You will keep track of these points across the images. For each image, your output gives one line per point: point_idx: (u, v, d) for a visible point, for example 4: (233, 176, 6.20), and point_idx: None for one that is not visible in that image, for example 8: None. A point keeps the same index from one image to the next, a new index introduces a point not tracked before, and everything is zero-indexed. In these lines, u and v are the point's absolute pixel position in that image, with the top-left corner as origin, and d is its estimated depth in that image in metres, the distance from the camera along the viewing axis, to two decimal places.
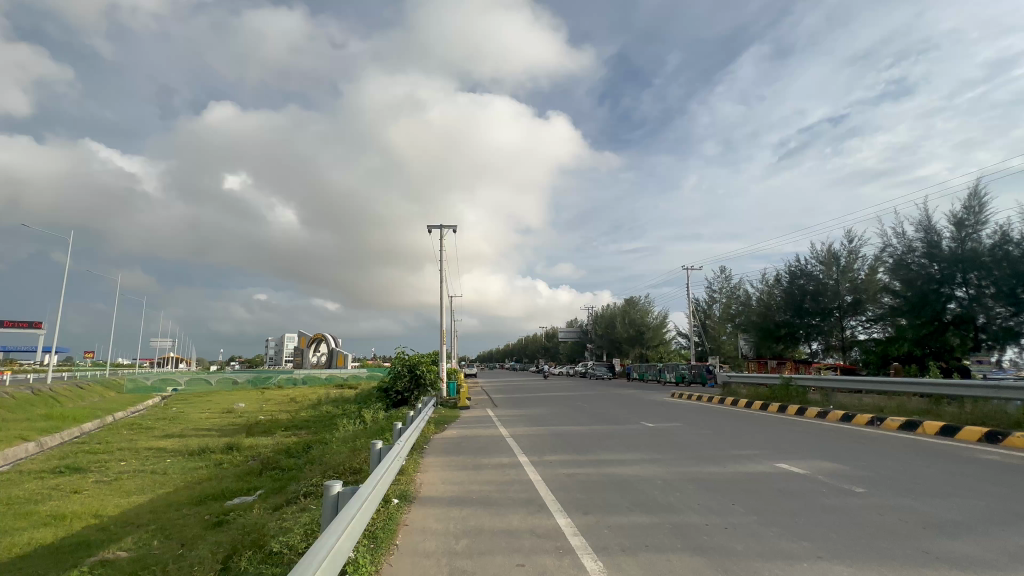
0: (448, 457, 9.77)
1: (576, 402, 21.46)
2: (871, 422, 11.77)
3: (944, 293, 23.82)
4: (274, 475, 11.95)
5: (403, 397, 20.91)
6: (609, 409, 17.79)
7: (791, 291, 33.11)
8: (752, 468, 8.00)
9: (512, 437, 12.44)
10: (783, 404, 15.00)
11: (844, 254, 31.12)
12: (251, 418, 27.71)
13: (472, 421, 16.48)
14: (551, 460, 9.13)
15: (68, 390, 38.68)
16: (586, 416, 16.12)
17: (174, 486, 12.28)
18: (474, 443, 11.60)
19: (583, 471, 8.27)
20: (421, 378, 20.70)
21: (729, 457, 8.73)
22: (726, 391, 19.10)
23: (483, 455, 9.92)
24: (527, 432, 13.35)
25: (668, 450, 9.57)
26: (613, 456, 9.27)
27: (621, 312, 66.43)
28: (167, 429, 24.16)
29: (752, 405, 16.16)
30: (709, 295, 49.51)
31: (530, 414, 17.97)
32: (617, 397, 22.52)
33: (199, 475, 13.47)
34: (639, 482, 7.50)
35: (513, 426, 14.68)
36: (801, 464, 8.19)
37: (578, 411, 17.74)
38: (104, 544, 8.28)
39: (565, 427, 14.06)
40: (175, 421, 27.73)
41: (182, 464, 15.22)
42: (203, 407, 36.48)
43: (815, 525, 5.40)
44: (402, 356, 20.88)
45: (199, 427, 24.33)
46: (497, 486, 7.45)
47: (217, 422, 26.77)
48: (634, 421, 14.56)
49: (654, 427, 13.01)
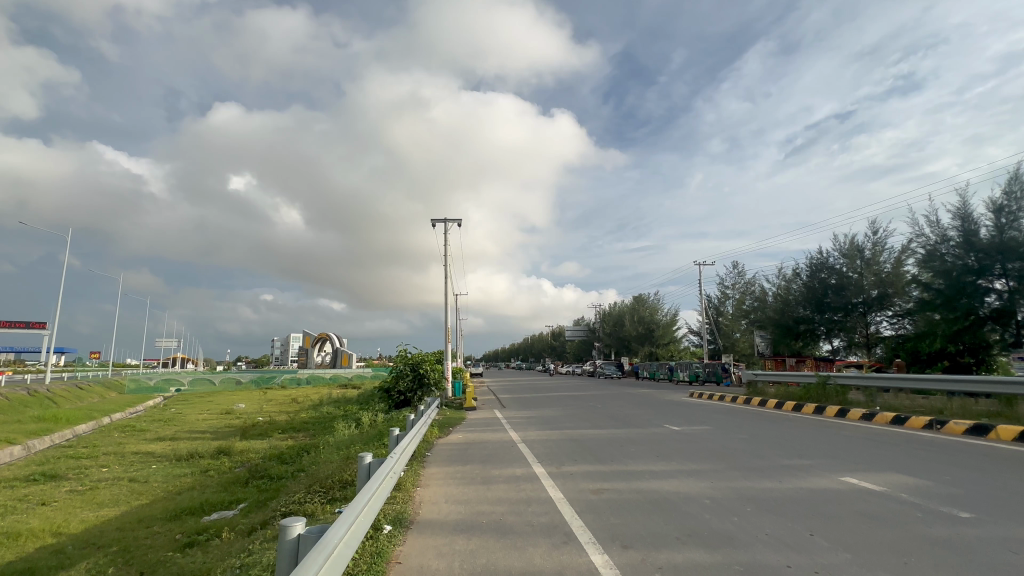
0: (453, 467, 8.52)
1: (590, 403, 20.17)
2: (929, 425, 10.44)
3: (981, 286, 22.35)
4: (261, 486, 10.78)
5: (406, 398, 19.74)
6: (626, 410, 16.50)
7: (813, 285, 31.68)
8: (816, 483, 6.71)
9: (525, 443, 11.17)
10: (820, 405, 13.65)
11: (869, 246, 29.58)
12: (249, 419, 26.67)
13: (479, 424, 15.28)
14: (572, 472, 7.89)
15: (66, 391, 37.93)
16: (603, 418, 14.88)
17: (151, 496, 11.14)
18: (482, 450, 10.38)
19: (612, 485, 7.04)
20: (424, 378, 19.50)
21: (783, 470, 7.44)
22: (752, 391, 17.74)
23: (494, 464, 8.69)
24: (541, 436, 12.11)
25: (707, 460, 8.29)
26: (644, 466, 8.02)
27: (629, 310, 65.00)
28: (161, 431, 23.10)
29: (784, 406, 14.80)
30: (722, 291, 47.99)
31: (541, 415, 16.73)
32: (632, 398, 21.22)
33: (182, 484, 12.34)
34: (683, 501, 6.24)
35: (525, 429, 13.44)
36: (872, 477, 6.89)
37: (593, 412, 16.48)
38: (54, 571, 7.12)
39: (582, 430, 12.83)
40: (169, 422, 26.69)
41: (166, 471, 14.08)
42: (203, 407, 35.58)
43: (934, 569, 4.11)
44: (405, 354, 19.68)
45: (193, 430, 23.24)
46: (512, 507, 6.23)
47: (213, 423, 25.70)
48: (657, 423, 13.29)
49: (682, 432, 11.74)
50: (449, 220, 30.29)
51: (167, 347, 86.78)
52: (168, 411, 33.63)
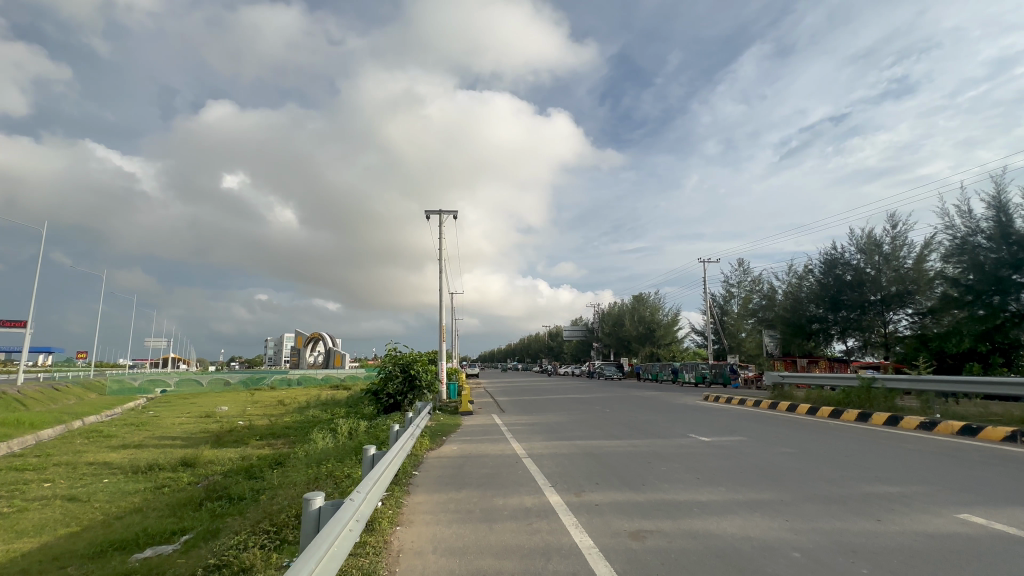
0: (445, 495, 6.75)
1: (597, 407, 18.48)
2: (1012, 438, 8.79)
3: (1018, 282, 20.74)
4: (216, 510, 8.99)
5: (395, 402, 17.90)
6: (641, 416, 14.80)
7: (827, 282, 30.11)
8: (932, 527, 4.99)
9: (531, 458, 9.42)
10: (864, 412, 12.00)
11: (888, 240, 27.97)
12: (229, 423, 24.75)
13: (477, 432, 13.58)
14: (600, 504, 6.13)
15: (40, 392, 35.77)
16: (618, 426, 13.17)
17: (85, 522, 9.30)
18: (481, 467, 8.64)
19: (656, 525, 5.29)
20: (415, 379, 17.73)
21: (873, 505, 5.73)
22: (777, 393, 16.07)
23: (497, 490, 6.95)
24: (549, 449, 10.37)
25: (765, 487, 6.57)
26: (689, 495, 6.30)
27: (629, 309, 63.27)
28: (128, 437, 21.07)
29: (820, 411, 13.13)
30: (726, 289, 46.32)
31: (546, 421, 14.98)
32: (643, 401, 19.50)
33: (128, 504, 10.50)
34: (762, 553, 4.51)
35: (530, 439, 11.68)
36: (1000, 515, 5.20)
37: (604, 418, 14.77)
38: None
39: (595, 441, 11.15)
40: (141, 427, 24.69)
41: (117, 487, 12.24)
42: (183, 410, 33.52)
43: None
44: (394, 353, 17.87)
45: (164, 436, 21.21)
46: (525, 563, 4.48)
47: (188, 428, 23.76)
48: (680, 433, 11.60)
49: (714, 444, 10.07)
50: (443, 211, 28.38)
51: (155, 347, 84.30)
52: (145, 414, 31.76)
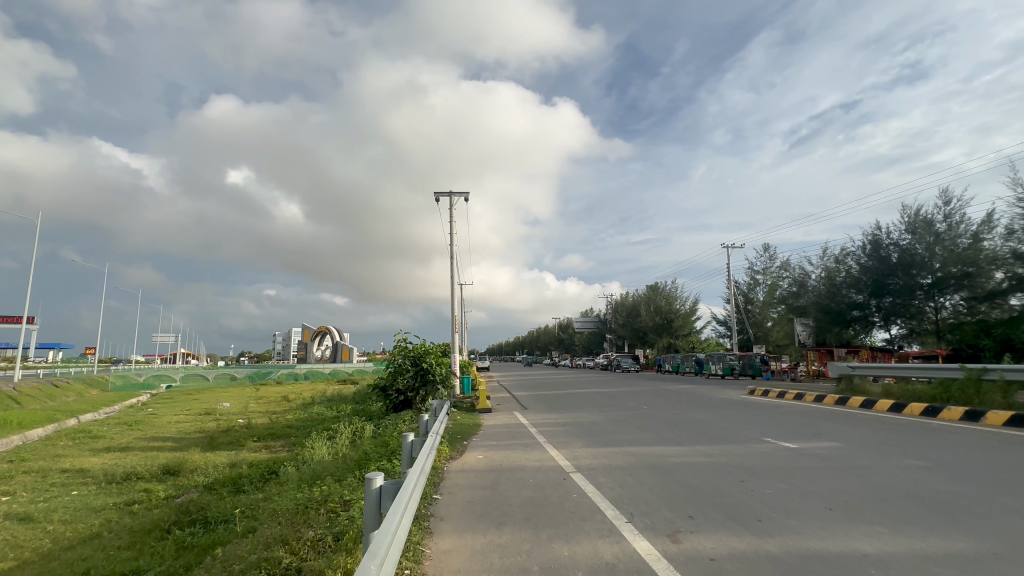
0: (483, 541, 4.77)
1: (632, 404, 16.43)
2: None
3: None
4: (183, 541, 7.08)
5: (406, 399, 15.99)
6: (689, 415, 12.78)
7: (871, 264, 27.92)
8: None
9: (581, 473, 7.44)
10: (974, 410, 9.93)
11: (941, 217, 25.51)
12: (227, 422, 22.96)
13: (503, 434, 11.66)
14: (719, 559, 4.13)
15: (38, 389, 34.39)
16: (670, 427, 11.14)
17: (23, 555, 7.42)
18: (521, 488, 6.67)
19: None
20: (428, 374, 15.82)
21: None
22: (844, 386, 14.00)
23: (556, 529, 4.98)
24: (597, 458, 8.37)
25: (951, 533, 4.53)
26: (846, 545, 4.29)
27: (645, 299, 60.90)
28: (117, 439, 19.35)
29: (912, 409, 11.05)
30: (750, 276, 43.97)
31: (579, 421, 13.01)
32: (681, 397, 17.40)
33: (86, 528, 8.61)
34: None
35: (569, 445, 9.68)
36: None
37: (648, 418, 12.73)
38: None
39: (652, 447, 9.13)
40: (134, 426, 23.00)
41: (82, 502, 10.39)
42: (182, 407, 31.85)
43: None
44: (403, 345, 15.97)
45: (155, 437, 19.44)
46: None
47: (183, 428, 22.04)
48: (754, 437, 9.53)
49: (808, 453, 7.99)
50: (454, 193, 26.15)
51: (164, 341, 83.19)
52: (144, 411, 30.25)
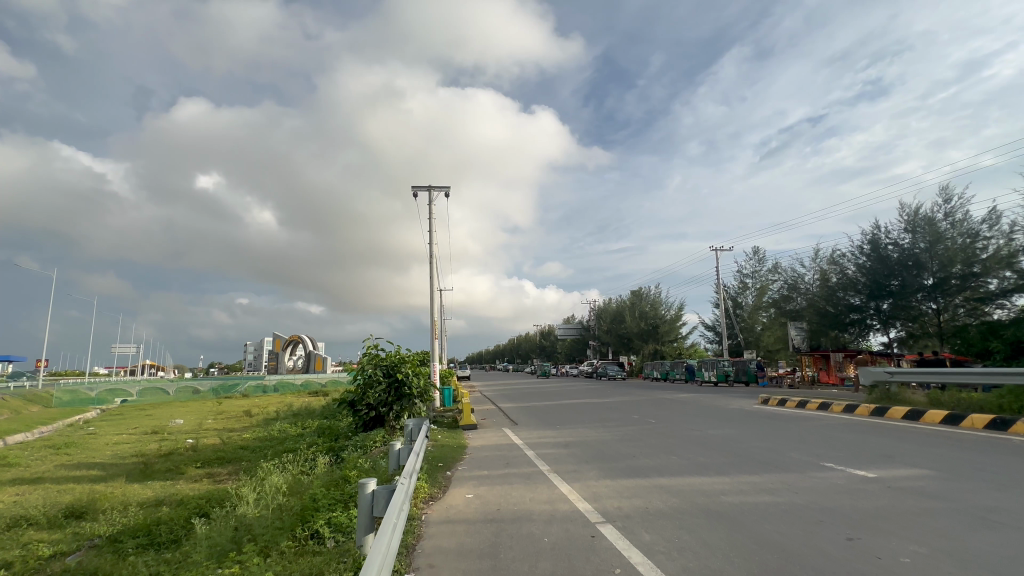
0: None
1: (638, 417, 14.47)
2: None
3: None
4: None
5: (377, 415, 13.71)
6: (712, 432, 10.83)
7: (868, 265, 26.88)
8: None
9: (611, 524, 5.35)
10: None
11: (942, 215, 24.56)
12: (173, 444, 19.98)
13: (495, 460, 9.52)
14: None
15: None
16: (697, 449, 9.18)
17: None
18: (534, 558, 4.51)
19: None
20: (403, 387, 13.57)
21: None
22: (878, 396, 12.46)
23: None
24: (625, 499, 6.28)
25: None
26: None
27: (629, 305, 59.47)
28: (33, 467, 16.21)
29: (975, 422, 9.45)
30: (739, 280, 43.03)
31: (585, 441, 10.99)
32: (689, 408, 15.58)
33: None
34: None
35: (581, 476, 7.62)
36: None
37: (665, 436, 10.76)
38: None
39: (689, 479, 7.12)
40: (61, 451, 19.74)
41: None
42: (129, 425, 28.43)
43: None
44: (374, 353, 13.63)
45: (80, 465, 16.39)
46: None
47: (120, 452, 19.00)
48: (811, 462, 7.62)
49: (901, 485, 6.10)
50: (432, 187, 23.80)
51: (122, 352, 77.56)
52: (84, 431, 26.84)
